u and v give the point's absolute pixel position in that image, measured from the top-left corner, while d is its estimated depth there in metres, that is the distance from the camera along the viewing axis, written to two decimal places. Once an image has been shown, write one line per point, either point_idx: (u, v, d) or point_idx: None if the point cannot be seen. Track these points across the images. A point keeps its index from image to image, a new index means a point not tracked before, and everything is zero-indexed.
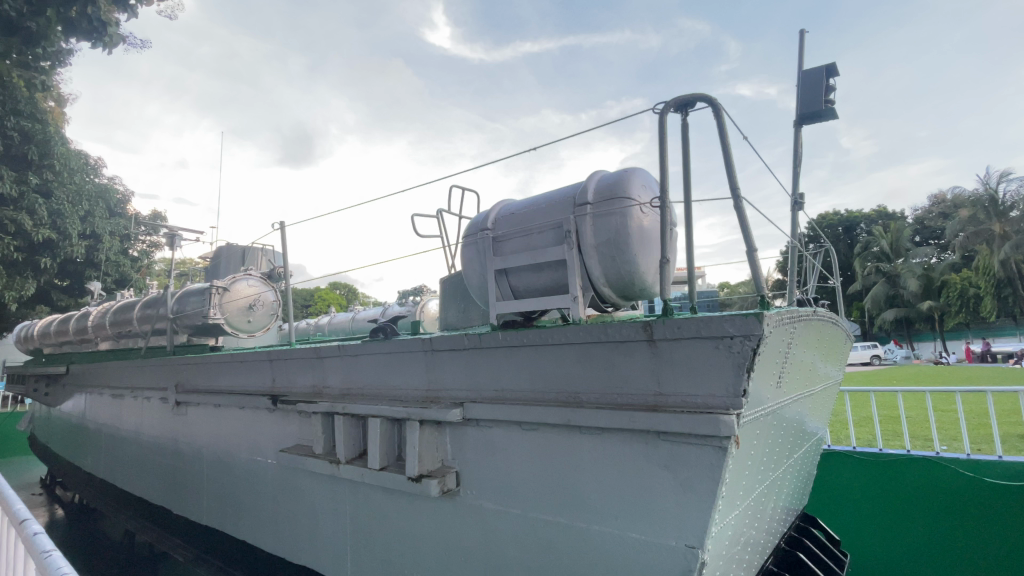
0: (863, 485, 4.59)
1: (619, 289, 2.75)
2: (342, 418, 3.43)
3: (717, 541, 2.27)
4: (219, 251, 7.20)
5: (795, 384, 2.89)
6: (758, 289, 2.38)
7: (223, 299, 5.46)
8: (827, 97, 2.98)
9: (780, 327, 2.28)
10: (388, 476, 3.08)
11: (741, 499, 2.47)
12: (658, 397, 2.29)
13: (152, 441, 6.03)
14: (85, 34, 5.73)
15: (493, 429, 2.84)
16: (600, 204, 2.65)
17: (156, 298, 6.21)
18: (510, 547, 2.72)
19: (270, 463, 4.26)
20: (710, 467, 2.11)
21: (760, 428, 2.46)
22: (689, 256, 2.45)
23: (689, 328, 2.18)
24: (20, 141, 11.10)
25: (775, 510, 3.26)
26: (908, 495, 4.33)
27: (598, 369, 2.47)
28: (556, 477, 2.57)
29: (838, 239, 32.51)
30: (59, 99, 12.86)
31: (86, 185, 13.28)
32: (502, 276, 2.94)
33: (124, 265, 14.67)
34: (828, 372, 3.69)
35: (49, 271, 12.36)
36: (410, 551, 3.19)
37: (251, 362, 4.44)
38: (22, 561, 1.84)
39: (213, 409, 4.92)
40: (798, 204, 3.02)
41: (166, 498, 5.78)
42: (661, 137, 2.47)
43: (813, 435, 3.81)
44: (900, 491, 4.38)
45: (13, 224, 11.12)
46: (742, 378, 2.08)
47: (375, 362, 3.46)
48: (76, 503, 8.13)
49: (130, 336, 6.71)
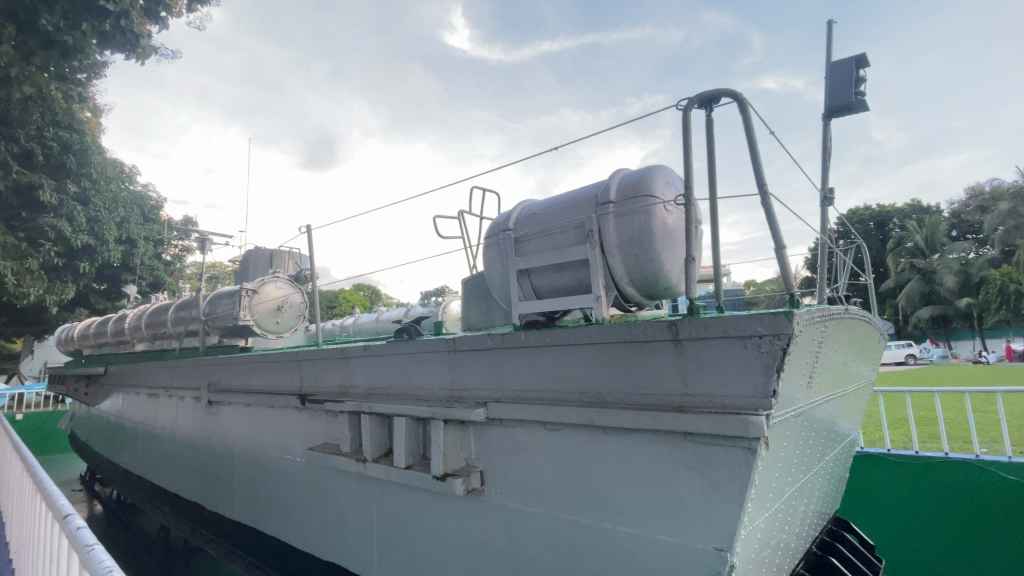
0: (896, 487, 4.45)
1: (643, 289, 2.72)
2: (368, 417, 3.49)
3: (746, 544, 2.23)
4: (248, 254, 7.40)
5: (826, 385, 2.81)
6: (788, 286, 2.32)
7: (253, 301, 5.60)
8: (858, 89, 2.89)
9: (810, 326, 2.23)
10: (413, 474, 3.12)
11: (771, 501, 2.42)
12: (684, 398, 2.26)
13: (186, 439, 6.23)
14: (119, 46, 5.99)
15: (516, 429, 2.85)
16: (623, 203, 2.63)
17: (189, 301, 6.42)
18: (533, 547, 2.73)
19: (298, 461, 4.36)
20: (739, 470, 2.07)
21: (790, 430, 2.41)
22: (715, 253, 2.41)
23: (716, 328, 2.15)
24: (59, 151, 11.57)
25: (806, 514, 3.18)
26: (944, 500, 4.19)
27: (622, 368, 2.45)
28: (580, 478, 2.57)
29: (870, 234, 31.48)
30: (96, 110, 13.39)
31: (122, 193, 13.80)
32: (524, 276, 2.95)
33: (159, 268, 15.13)
34: (861, 371, 3.58)
35: (87, 275, 12.91)
36: (434, 550, 3.22)
37: (280, 362, 4.55)
38: (65, 556, 1.92)
39: (244, 408, 5.05)
40: (827, 199, 2.94)
41: (200, 495, 5.96)
42: (685, 134, 2.43)
43: (844, 438, 3.69)
44: (934, 495, 4.25)
45: (53, 231, 11.62)
46: (772, 378, 2.04)
47: (400, 361, 3.50)
48: (114, 498, 8.44)
49: (165, 338, 6.95)
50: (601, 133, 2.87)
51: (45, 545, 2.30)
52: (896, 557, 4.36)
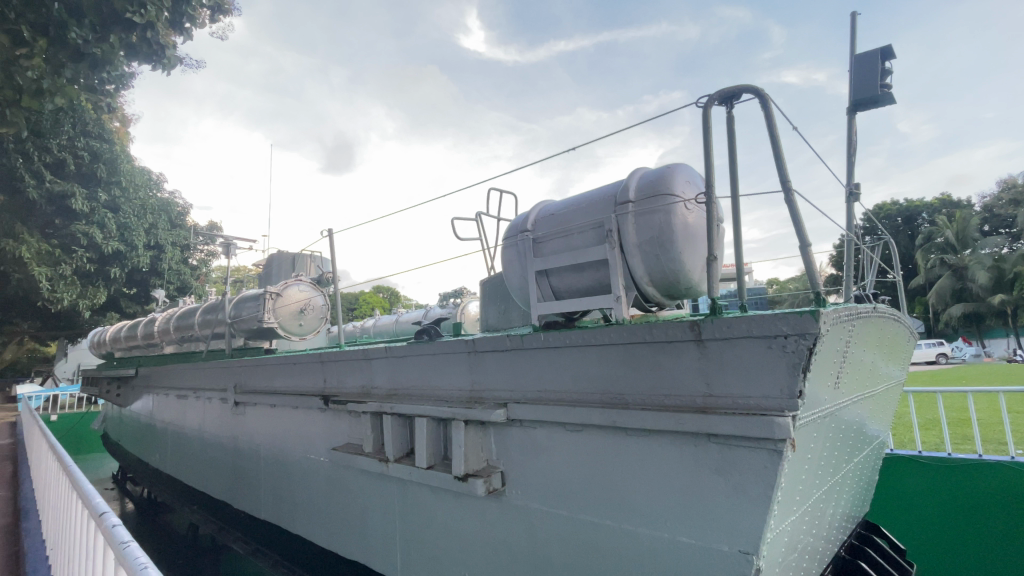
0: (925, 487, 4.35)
1: (664, 289, 2.69)
2: (390, 418, 3.53)
3: (772, 548, 2.19)
4: (270, 258, 7.55)
5: (854, 385, 2.75)
6: (814, 285, 2.26)
7: (277, 304, 5.71)
8: (883, 81, 2.82)
9: (837, 325, 2.17)
10: (435, 475, 3.15)
11: (797, 504, 2.38)
12: (708, 399, 2.23)
13: (213, 439, 6.38)
14: (146, 57, 6.20)
15: (537, 430, 2.85)
16: (643, 202, 2.61)
17: (215, 304, 6.58)
18: (555, 547, 2.73)
19: (322, 461, 4.44)
20: (764, 472, 2.04)
21: (817, 432, 2.36)
22: (737, 252, 2.37)
23: (739, 328, 2.12)
24: (90, 160, 11.97)
25: (834, 517, 3.10)
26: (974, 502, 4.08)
27: (643, 368, 2.43)
28: (600, 479, 2.56)
29: (897, 230, 30.57)
30: (124, 120, 13.82)
31: (150, 200, 14.20)
32: (543, 276, 2.95)
33: (185, 273, 15.46)
34: (890, 372, 3.49)
35: (117, 280, 13.33)
36: (456, 550, 3.24)
37: (303, 364, 4.63)
38: (101, 552, 1.99)
39: (270, 408, 5.15)
40: (853, 195, 2.87)
41: (227, 494, 6.10)
42: (705, 131, 2.41)
43: (873, 440, 3.60)
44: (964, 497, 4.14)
45: (85, 238, 12.05)
46: (798, 379, 2.00)
47: (420, 362, 3.54)
48: (145, 497, 8.68)
49: (192, 340, 7.13)
50: (619, 132, 2.86)
51: (81, 541, 2.39)
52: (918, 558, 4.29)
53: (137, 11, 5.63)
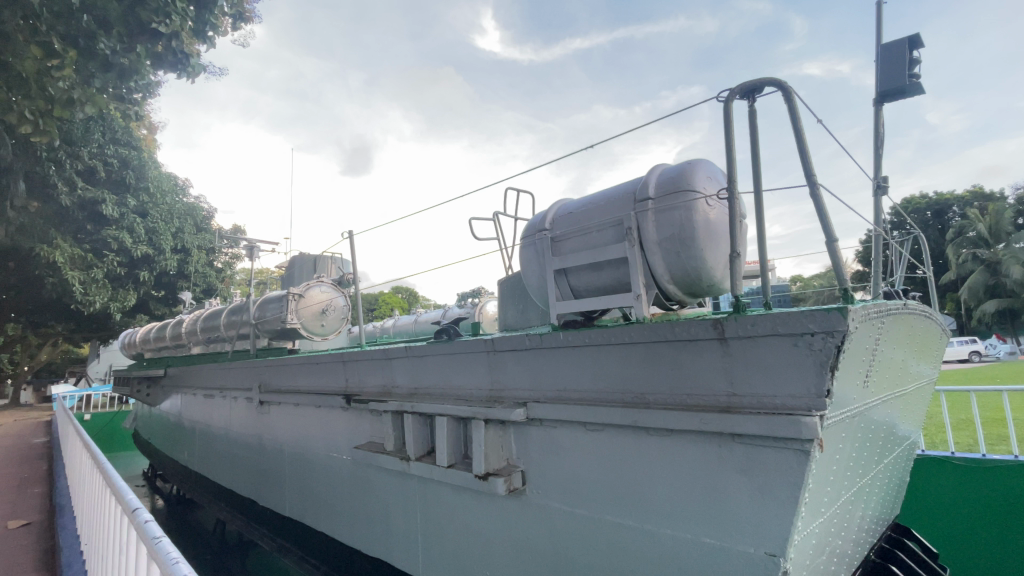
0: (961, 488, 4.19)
1: (685, 286, 2.66)
2: (411, 417, 3.56)
3: (800, 549, 2.14)
4: (293, 260, 7.71)
5: (883, 384, 2.68)
6: (841, 281, 2.20)
7: (299, 305, 5.81)
8: (912, 71, 2.73)
9: (866, 322, 2.12)
10: (456, 473, 3.16)
11: (825, 506, 2.32)
12: (732, 398, 2.20)
13: (239, 437, 6.53)
14: (171, 66, 6.36)
15: (557, 429, 2.85)
16: (662, 199, 2.58)
17: (240, 306, 6.73)
18: (576, 547, 2.72)
19: (345, 459, 4.51)
20: (792, 473, 2.00)
21: (846, 432, 2.30)
22: (761, 248, 2.33)
23: (764, 325, 2.08)
24: (120, 167, 12.37)
25: (864, 520, 3.03)
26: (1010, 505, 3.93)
27: (664, 368, 2.40)
28: (622, 478, 2.54)
29: (927, 225, 29.62)
30: (150, 127, 14.24)
31: (178, 204, 14.56)
32: (561, 276, 2.94)
33: (211, 276, 15.81)
34: (921, 370, 3.38)
35: (146, 283, 13.71)
36: (477, 549, 3.25)
37: (326, 364, 4.70)
38: (134, 547, 2.05)
39: (294, 408, 5.25)
40: (881, 188, 2.79)
41: (252, 491, 6.23)
42: (726, 126, 2.37)
43: (904, 440, 3.49)
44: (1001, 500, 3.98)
45: (115, 242, 12.44)
46: (826, 378, 1.96)
47: (440, 362, 3.56)
48: (174, 494, 8.92)
49: (218, 341, 7.31)
50: (638, 128, 2.82)
51: (115, 537, 2.46)
52: (947, 561, 4.18)
53: (162, 21, 5.79)
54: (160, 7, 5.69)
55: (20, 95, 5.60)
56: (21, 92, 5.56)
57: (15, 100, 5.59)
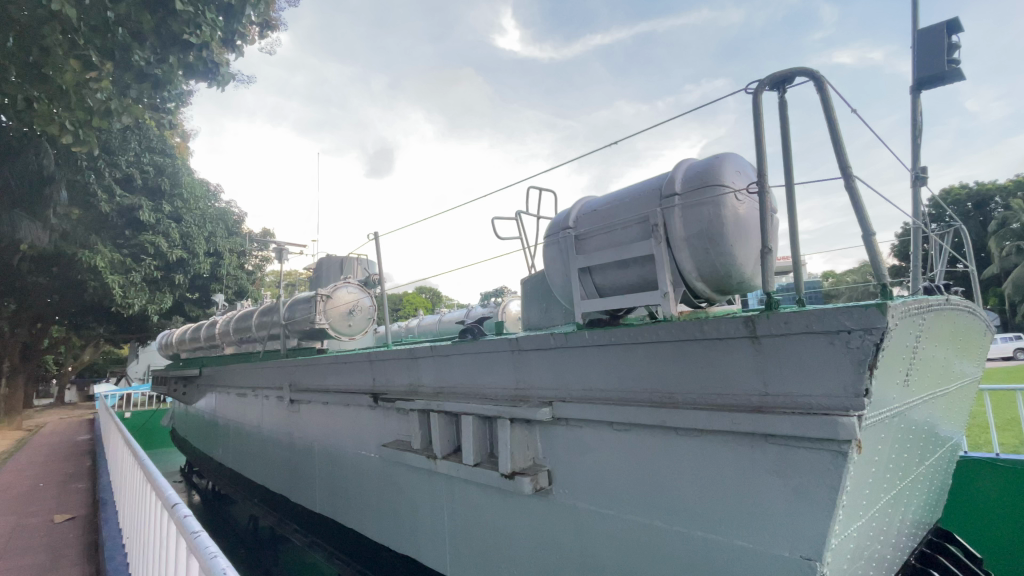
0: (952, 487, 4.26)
1: (714, 283, 2.60)
2: (437, 415, 3.60)
3: (837, 553, 2.08)
4: (320, 262, 7.88)
5: (925, 383, 2.57)
6: (879, 276, 2.12)
7: (327, 305, 5.92)
8: (951, 56, 2.61)
9: (905, 319, 2.03)
10: (482, 472, 3.18)
11: (864, 508, 2.25)
12: (764, 398, 2.14)
13: (271, 435, 6.70)
14: (202, 75, 6.57)
15: (584, 429, 2.83)
16: (689, 194, 2.53)
17: (270, 307, 6.89)
18: (604, 547, 2.70)
19: (373, 457, 4.58)
20: (828, 476, 1.94)
21: (886, 432, 2.23)
22: (794, 243, 2.26)
23: (798, 323, 2.02)
24: (155, 174, 12.84)
25: (904, 524, 2.92)
26: (1010, 497, 3.97)
27: (694, 368, 2.36)
28: (650, 478, 2.51)
29: (966, 217, 28.25)
30: (183, 135, 14.78)
31: (210, 209, 14.99)
32: (586, 274, 2.91)
33: (242, 278, 16.21)
34: (964, 368, 3.24)
35: (181, 286, 14.14)
36: (505, 547, 3.26)
37: (353, 363, 4.78)
38: (173, 541, 2.12)
39: (323, 406, 5.36)
40: (920, 178, 2.68)
41: (284, 487, 6.39)
42: (756, 119, 2.31)
43: (946, 441, 3.34)
44: (995, 492, 4.05)
45: (152, 247, 12.92)
46: (864, 377, 1.89)
47: (465, 361, 3.57)
48: (210, 490, 9.22)
49: (250, 341, 7.51)
50: (663, 123, 2.78)
51: (155, 531, 2.55)
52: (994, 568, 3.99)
53: (193, 32, 6.00)
54: (191, 18, 5.90)
55: (61, 106, 5.75)
56: (62, 104, 5.71)
57: (57, 113, 5.78)
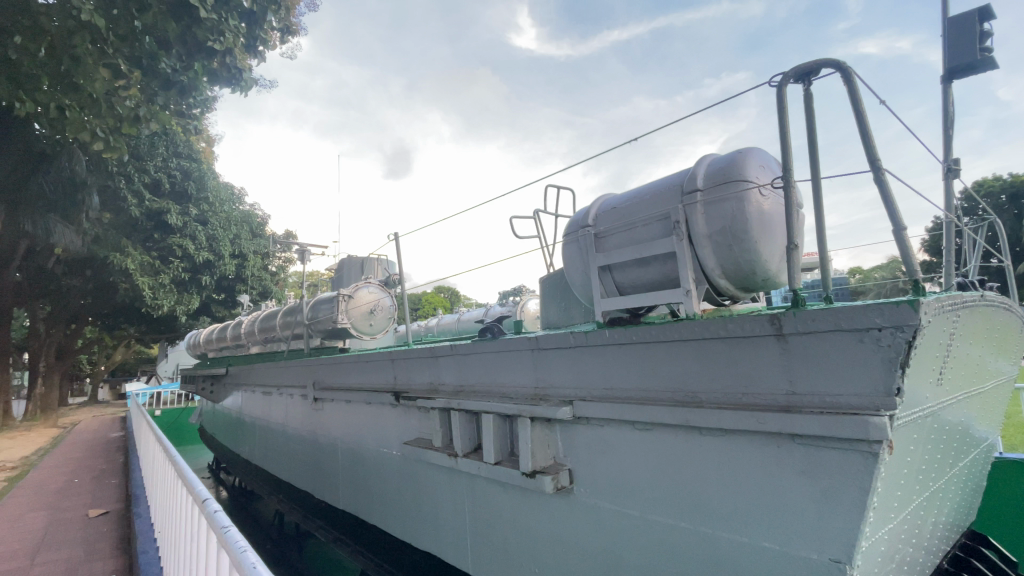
0: (988, 488, 4.10)
1: (737, 280, 2.56)
2: (458, 413, 3.62)
3: (867, 556, 2.03)
4: (342, 262, 8.01)
5: (959, 382, 2.48)
6: (910, 271, 2.06)
7: (349, 305, 6.01)
8: (983, 44, 2.52)
9: (939, 316, 1.97)
10: (503, 470, 3.19)
11: (896, 511, 2.19)
12: (790, 397, 2.10)
13: (296, 433, 6.83)
14: (225, 81, 6.88)
15: (605, 429, 2.82)
16: (711, 190, 2.49)
17: (294, 307, 7.01)
18: (627, 547, 2.69)
19: (395, 454, 4.64)
20: (858, 477, 1.90)
21: (918, 433, 2.16)
22: (821, 239, 2.21)
23: (826, 321, 1.98)
24: (182, 178, 13.19)
25: (937, 527, 2.83)
26: None
27: (717, 367, 2.33)
28: (674, 478, 2.48)
29: (1002, 210, 27.09)
30: (209, 140, 15.16)
31: (235, 212, 15.28)
32: (606, 272, 2.89)
33: (266, 279, 16.51)
34: (1000, 367, 3.12)
35: (208, 288, 14.40)
36: (526, 545, 3.27)
37: (375, 362, 4.85)
38: (204, 535, 2.18)
39: (346, 404, 5.45)
40: (952, 171, 2.59)
41: (308, 484, 6.51)
42: (780, 112, 2.26)
43: (981, 442, 3.23)
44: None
45: (180, 249, 13.27)
46: (895, 375, 1.84)
47: (485, 360, 3.59)
48: (237, 486, 9.43)
49: (275, 340, 7.66)
50: (683, 118, 2.75)
51: (187, 525, 2.62)
52: None
53: (217, 39, 6.18)
54: (215, 26, 6.05)
55: (92, 115, 5.83)
56: (93, 112, 5.81)
57: (87, 121, 5.82)
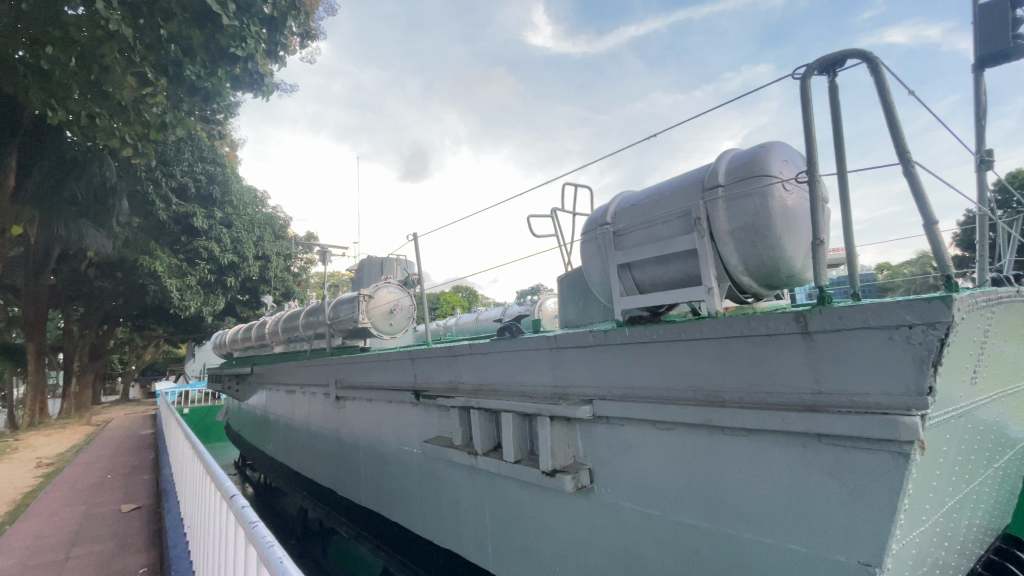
0: None
1: (760, 277, 2.51)
2: (477, 412, 3.64)
3: (899, 559, 1.97)
4: (362, 263, 8.11)
5: (994, 381, 2.40)
6: (942, 267, 1.99)
7: (369, 305, 6.09)
8: (1016, 31, 2.43)
9: (972, 313, 1.90)
10: (523, 468, 3.20)
11: (928, 513, 2.12)
12: (817, 396, 2.06)
13: (319, 431, 6.96)
14: (248, 87, 7.03)
15: (626, 428, 2.80)
16: (733, 185, 2.45)
17: (316, 307, 7.13)
18: (649, 547, 2.67)
19: (416, 452, 4.69)
20: (888, 477, 1.85)
21: (951, 433, 2.10)
22: (848, 235, 2.16)
23: (853, 318, 1.93)
24: (207, 182, 13.43)
25: (971, 530, 2.74)
26: None
27: (740, 365, 2.29)
28: (696, 478, 2.45)
29: None
30: (232, 144, 15.46)
31: (258, 215, 15.56)
32: (625, 270, 2.87)
33: (289, 280, 16.78)
34: None
35: (233, 289, 14.66)
36: (547, 544, 3.27)
37: (395, 361, 4.90)
38: (232, 530, 2.23)
39: (367, 403, 5.52)
40: (985, 162, 2.51)
41: (331, 482, 6.61)
42: (804, 105, 2.22)
43: (1017, 443, 3.11)
44: None
45: (205, 251, 13.63)
46: (927, 374, 1.78)
47: (504, 358, 3.59)
48: (261, 483, 9.63)
49: (297, 340, 7.80)
50: (703, 113, 2.71)
51: (215, 521, 2.69)
52: None
53: (239, 45, 6.27)
54: (237, 32, 6.14)
55: (121, 121, 6.13)
56: (122, 119, 6.11)
57: (117, 127, 6.13)
